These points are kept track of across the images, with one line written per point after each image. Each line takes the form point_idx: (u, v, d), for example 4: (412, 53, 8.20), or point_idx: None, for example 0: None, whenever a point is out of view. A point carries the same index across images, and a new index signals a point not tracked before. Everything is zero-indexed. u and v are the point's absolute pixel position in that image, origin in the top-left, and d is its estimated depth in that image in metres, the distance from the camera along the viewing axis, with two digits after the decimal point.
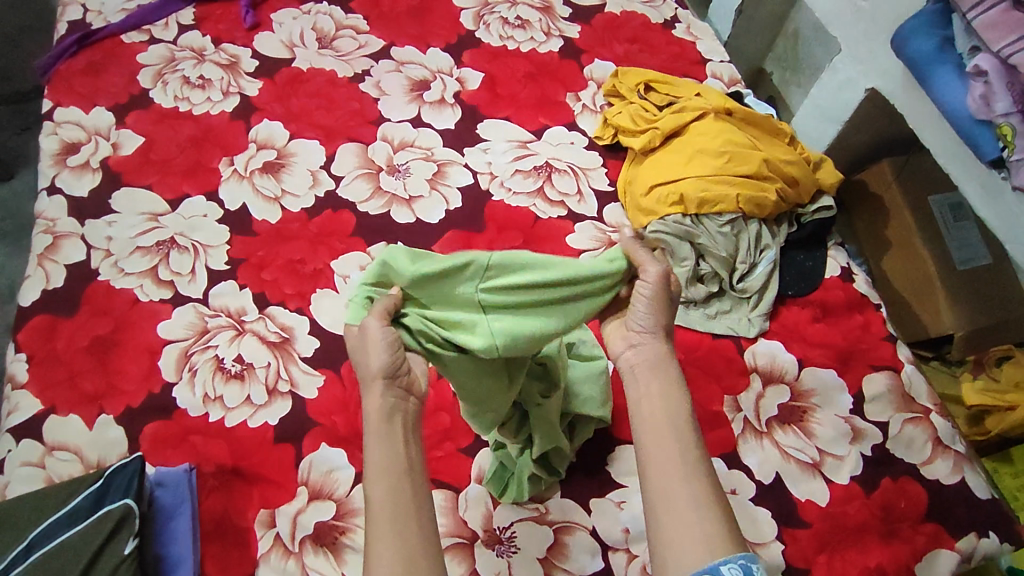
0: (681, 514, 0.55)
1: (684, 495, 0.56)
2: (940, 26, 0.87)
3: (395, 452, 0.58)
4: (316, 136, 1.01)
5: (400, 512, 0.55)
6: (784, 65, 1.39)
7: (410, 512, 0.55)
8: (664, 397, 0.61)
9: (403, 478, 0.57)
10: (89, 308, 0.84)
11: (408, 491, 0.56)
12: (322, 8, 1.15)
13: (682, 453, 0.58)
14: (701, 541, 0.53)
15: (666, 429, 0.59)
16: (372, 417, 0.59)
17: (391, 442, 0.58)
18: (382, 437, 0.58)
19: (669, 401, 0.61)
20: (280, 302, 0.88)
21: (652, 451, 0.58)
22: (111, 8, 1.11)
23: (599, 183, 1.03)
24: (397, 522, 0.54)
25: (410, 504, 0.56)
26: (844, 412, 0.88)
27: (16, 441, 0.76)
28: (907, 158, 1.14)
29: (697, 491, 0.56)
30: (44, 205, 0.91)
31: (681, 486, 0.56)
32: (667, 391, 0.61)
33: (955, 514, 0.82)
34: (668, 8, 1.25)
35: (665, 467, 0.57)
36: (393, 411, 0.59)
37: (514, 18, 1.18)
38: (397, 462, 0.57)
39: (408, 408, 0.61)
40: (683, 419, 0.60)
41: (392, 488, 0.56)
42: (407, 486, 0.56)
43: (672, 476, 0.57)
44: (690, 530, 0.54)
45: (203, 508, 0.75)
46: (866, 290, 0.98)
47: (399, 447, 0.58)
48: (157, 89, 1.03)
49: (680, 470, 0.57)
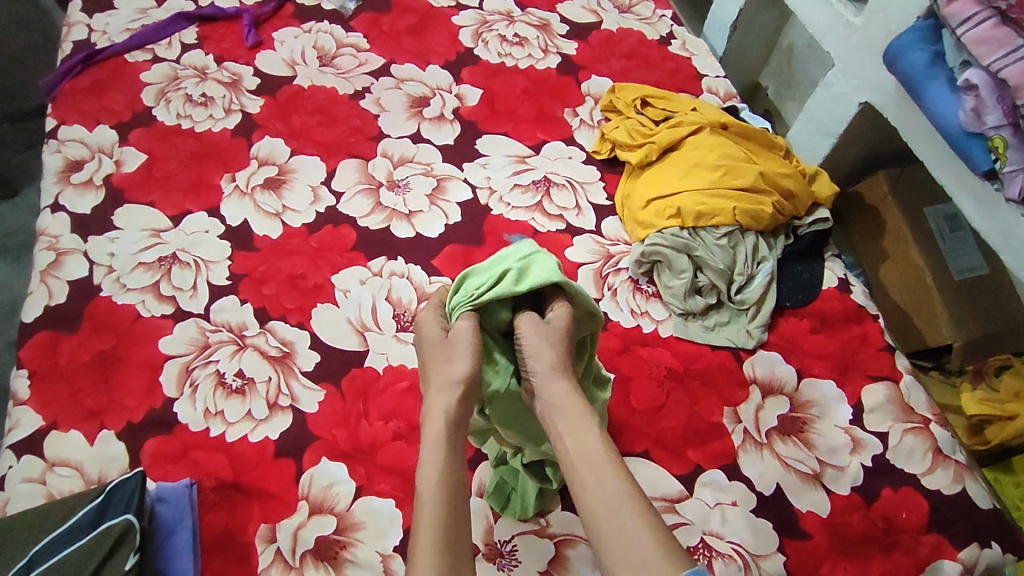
0: (621, 540, 0.61)
1: (618, 528, 0.62)
2: (931, 41, 0.89)
3: (456, 474, 0.67)
4: (317, 152, 1.03)
5: (450, 527, 0.64)
6: (780, 80, 1.43)
7: (456, 533, 0.64)
8: (576, 437, 0.68)
9: (455, 499, 0.66)
10: (91, 324, 0.85)
11: (458, 511, 0.65)
12: (323, 27, 1.17)
13: (609, 489, 0.64)
14: (638, 564, 0.59)
15: (590, 467, 0.66)
16: (435, 439, 0.68)
17: (449, 464, 0.67)
18: (441, 456, 0.68)
19: (584, 435, 0.68)
20: (281, 317, 0.88)
21: (581, 490, 0.65)
22: (115, 28, 1.13)
23: (597, 197, 1.04)
24: (445, 537, 0.63)
25: (453, 519, 0.64)
26: (844, 423, 0.88)
27: (17, 456, 0.76)
28: (902, 170, 1.15)
29: (632, 524, 0.61)
30: (48, 222, 0.92)
31: (614, 521, 0.62)
32: (578, 427, 0.69)
33: (958, 524, 0.82)
34: (663, 25, 1.27)
35: (598, 506, 0.64)
36: (456, 432, 0.70)
37: (512, 35, 1.20)
38: (452, 480, 0.67)
39: (460, 441, 0.70)
40: (601, 455, 0.67)
41: (441, 505, 0.65)
42: (457, 503, 0.66)
43: (602, 505, 0.64)
44: (634, 557, 0.60)
45: (203, 524, 0.75)
46: (863, 301, 0.98)
47: (454, 468, 0.68)
48: (160, 107, 1.04)
49: (610, 496, 0.64)
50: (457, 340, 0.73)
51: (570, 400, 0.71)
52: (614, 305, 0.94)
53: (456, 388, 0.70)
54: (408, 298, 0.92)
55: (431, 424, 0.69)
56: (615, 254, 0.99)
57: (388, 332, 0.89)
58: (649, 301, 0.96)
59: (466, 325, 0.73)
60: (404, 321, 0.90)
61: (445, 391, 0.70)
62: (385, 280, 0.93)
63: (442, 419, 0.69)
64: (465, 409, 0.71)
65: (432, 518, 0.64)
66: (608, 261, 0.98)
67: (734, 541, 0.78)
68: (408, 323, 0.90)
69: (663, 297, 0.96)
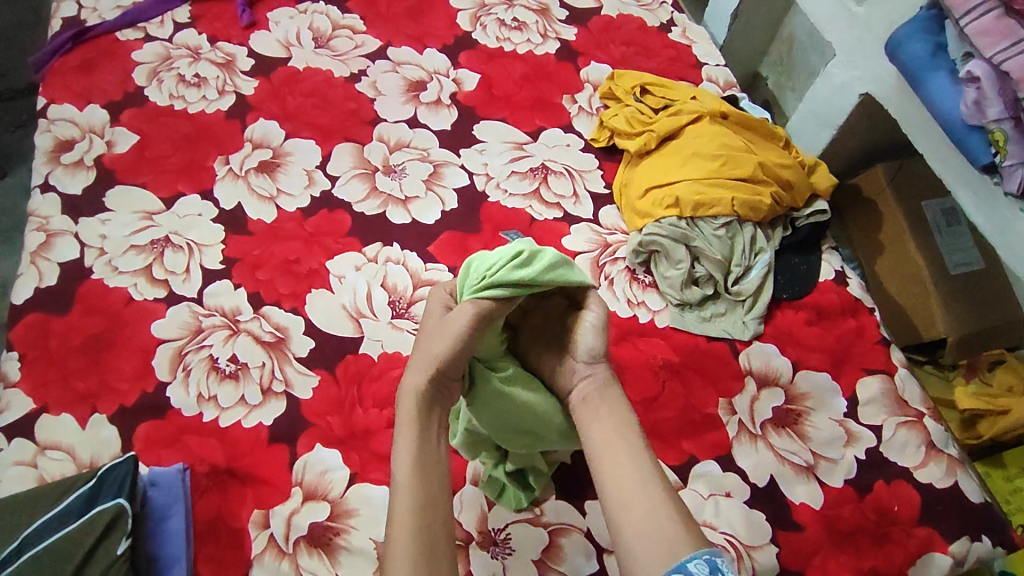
0: (642, 524, 0.64)
1: (641, 505, 0.65)
2: (934, 32, 0.88)
3: (428, 452, 0.69)
4: (312, 136, 1.01)
5: (425, 507, 0.65)
6: (781, 69, 1.42)
7: (430, 513, 0.65)
8: (615, 428, 0.71)
9: (428, 474, 0.67)
10: (82, 307, 0.84)
11: (433, 490, 0.67)
12: (319, 8, 1.15)
13: (637, 468, 0.68)
14: (660, 544, 0.62)
15: (621, 448, 0.70)
16: (406, 416, 0.69)
17: (422, 442, 0.69)
18: (415, 436, 0.69)
19: (619, 426, 0.71)
20: (275, 303, 0.87)
21: (608, 475, 0.68)
22: (106, 5, 1.10)
23: (595, 186, 1.04)
24: (418, 516, 0.64)
25: (428, 497, 0.66)
26: (838, 415, 0.88)
27: (7, 439, 0.75)
28: (901, 164, 1.15)
29: (656, 502, 0.65)
30: (37, 203, 0.91)
31: (638, 500, 0.65)
32: (616, 413, 0.73)
33: (948, 517, 0.82)
34: (664, 11, 1.25)
35: (624, 488, 0.67)
36: (431, 411, 0.71)
37: (511, 19, 1.18)
38: (426, 459, 0.68)
39: (434, 417, 0.71)
40: (633, 443, 0.70)
41: (416, 488, 0.66)
42: (435, 483, 0.67)
43: (630, 488, 0.66)
44: (654, 534, 0.62)
45: (196, 508, 0.74)
46: (859, 294, 0.98)
47: (428, 448, 0.69)
48: (152, 87, 1.02)
49: (637, 481, 0.67)
50: (449, 323, 0.70)
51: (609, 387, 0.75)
52: (610, 295, 0.94)
53: (431, 367, 0.70)
54: (404, 285, 0.91)
55: (403, 401, 0.70)
56: (612, 244, 0.98)
57: (383, 319, 0.88)
58: (645, 291, 0.95)
59: (468, 311, 0.69)
60: (400, 308, 0.90)
61: (419, 369, 0.70)
62: (380, 267, 0.92)
63: (413, 398, 0.70)
64: (439, 388, 0.71)
65: (408, 498, 0.65)
66: (605, 250, 0.98)
67: (727, 531, 0.79)
68: (404, 310, 0.89)
69: (659, 287, 0.95)
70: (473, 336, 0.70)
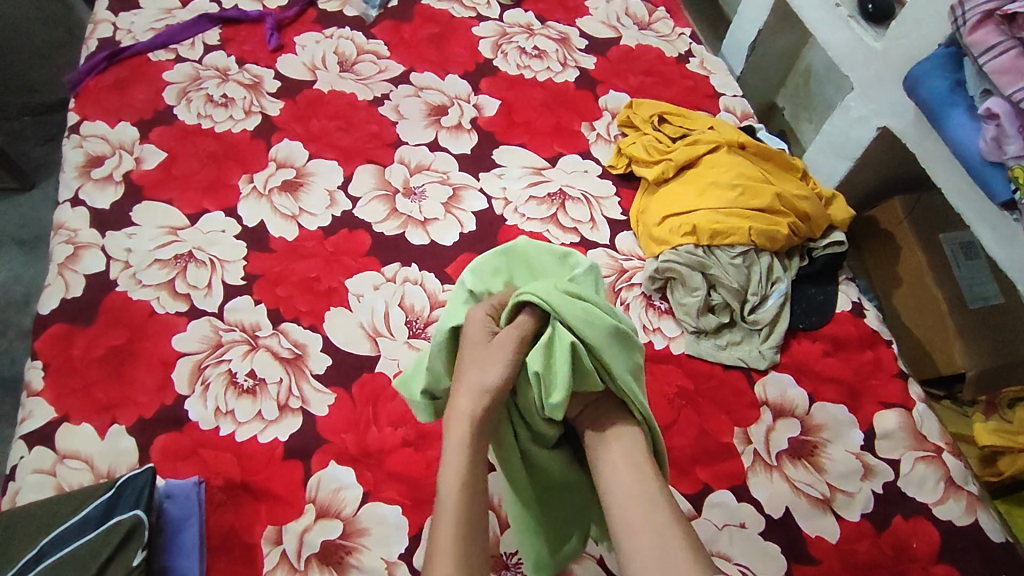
0: (648, 530, 0.65)
1: (650, 532, 0.64)
2: (951, 69, 0.89)
3: (478, 479, 0.68)
4: (335, 157, 1.03)
5: (470, 532, 0.65)
6: (797, 101, 1.45)
7: (475, 536, 0.65)
8: (619, 437, 0.72)
9: (474, 494, 0.67)
10: (106, 318, 0.85)
11: (476, 510, 0.66)
12: (345, 33, 1.18)
13: (643, 493, 0.68)
14: (663, 558, 0.62)
15: (633, 471, 0.69)
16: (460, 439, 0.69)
17: (473, 466, 0.68)
18: (463, 460, 0.68)
19: (625, 445, 0.71)
20: (294, 319, 0.89)
21: (618, 488, 0.68)
22: (140, 27, 1.14)
23: (613, 212, 1.05)
24: (464, 540, 0.64)
25: (474, 526, 0.65)
26: (855, 448, 0.88)
27: (28, 448, 0.76)
28: (918, 197, 1.15)
29: (661, 521, 0.65)
30: (67, 216, 0.93)
31: (642, 508, 0.66)
32: (626, 444, 0.71)
33: (969, 555, 0.81)
34: (682, 42, 1.28)
35: (628, 497, 0.67)
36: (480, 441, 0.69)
37: (532, 48, 1.21)
38: (474, 485, 0.67)
39: (483, 449, 0.70)
40: (642, 461, 0.70)
41: (463, 508, 0.65)
42: (479, 510, 0.67)
43: (634, 498, 0.67)
44: (659, 556, 0.63)
45: (210, 523, 0.75)
46: (876, 326, 0.98)
47: (478, 474, 0.68)
48: (181, 106, 1.05)
49: (642, 493, 0.67)
50: (496, 350, 0.70)
51: (634, 442, 0.72)
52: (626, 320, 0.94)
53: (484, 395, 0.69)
54: (421, 305, 0.92)
55: (454, 428, 0.69)
56: (629, 270, 0.99)
57: (400, 339, 0.89)
58: (661, 318, 0.96)
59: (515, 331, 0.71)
60: (416, 328, 0.90)
61: (472, 397, 0.69)
62: (399, 286, 0.93)
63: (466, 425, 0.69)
64: (489, 421, 0.70)
65: (452, 525, 0.64)
66: (621, 276, 0.98)
67: (741, 563, 0.78)
68: (420, 330, 0.90)
69: (676, 314, 0.96)
70: (516, 362, 0.70)
